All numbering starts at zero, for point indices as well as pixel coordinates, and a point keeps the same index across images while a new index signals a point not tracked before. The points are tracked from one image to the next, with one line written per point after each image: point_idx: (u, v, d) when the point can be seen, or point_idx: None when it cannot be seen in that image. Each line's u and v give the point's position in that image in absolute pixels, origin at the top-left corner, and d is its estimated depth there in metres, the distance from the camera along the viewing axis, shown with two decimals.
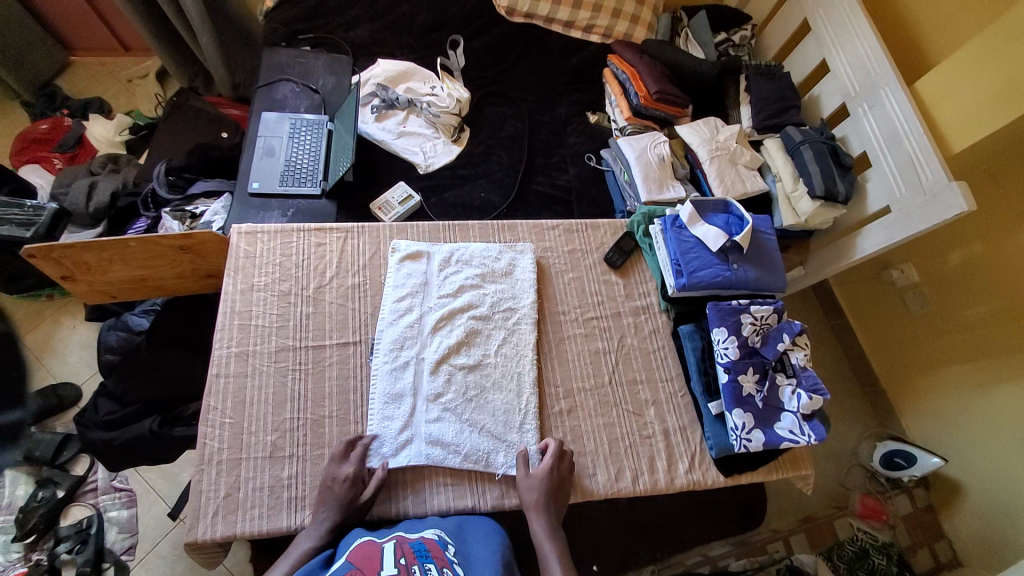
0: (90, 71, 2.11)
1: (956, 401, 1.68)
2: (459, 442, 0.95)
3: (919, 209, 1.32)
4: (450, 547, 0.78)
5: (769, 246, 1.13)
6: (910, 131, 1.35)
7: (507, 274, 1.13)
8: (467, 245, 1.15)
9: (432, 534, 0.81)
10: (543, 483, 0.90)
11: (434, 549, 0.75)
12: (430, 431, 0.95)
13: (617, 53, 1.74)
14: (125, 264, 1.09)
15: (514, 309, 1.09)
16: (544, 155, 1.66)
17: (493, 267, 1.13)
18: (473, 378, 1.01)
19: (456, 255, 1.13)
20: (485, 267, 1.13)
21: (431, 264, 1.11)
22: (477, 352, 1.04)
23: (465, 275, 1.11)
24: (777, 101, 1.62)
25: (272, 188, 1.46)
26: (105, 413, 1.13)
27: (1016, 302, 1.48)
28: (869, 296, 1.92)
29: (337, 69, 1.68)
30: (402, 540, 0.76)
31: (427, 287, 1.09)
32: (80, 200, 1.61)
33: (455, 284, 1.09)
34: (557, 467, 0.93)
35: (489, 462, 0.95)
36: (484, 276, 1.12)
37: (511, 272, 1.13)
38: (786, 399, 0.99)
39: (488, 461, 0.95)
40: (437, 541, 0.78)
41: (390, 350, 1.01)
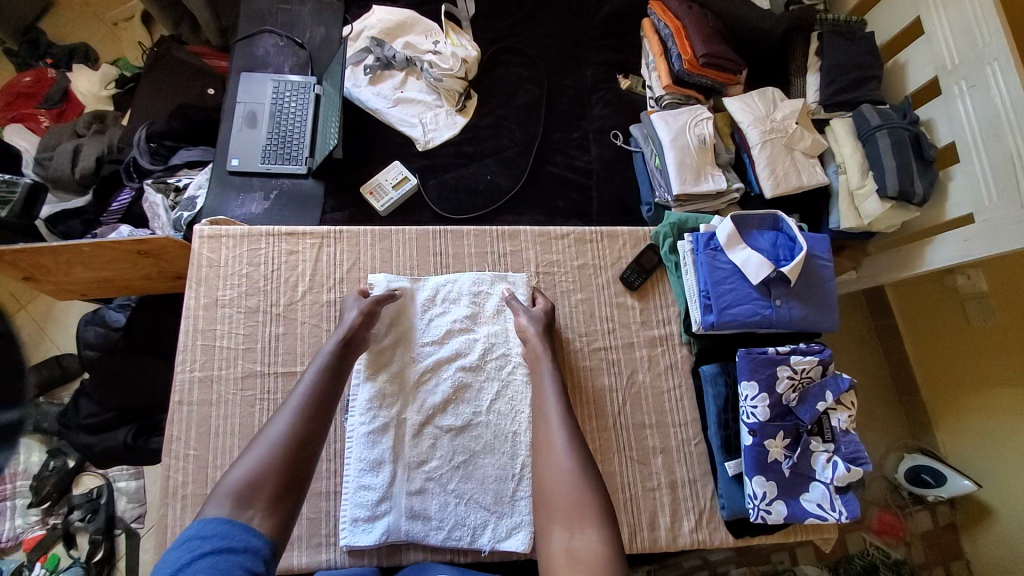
0: (70, 10, 1.91)
1: (1005, 425, 1.49)
2: (443, 517, 0.87)
3: (1012, 223, 1.07)
4: None
5: (823, 276, 0.93)
6: (1016, 125, 1.06)
7: (499, 314, 0.98)
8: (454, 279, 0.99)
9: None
10: (539, 317, 0.95)
11: None
12: (410, 504, 0.87)
13: (661, 1, 1.42)
14: (85, 267, 1.00)
15: (508, 357, 0.96)
16: (563, 130, 1.43)
17: (483, 307, 0.99)
18: (461, 441, 0.91)
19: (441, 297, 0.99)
20: (474, 306, 0.98)
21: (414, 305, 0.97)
22: (466, 410, 0.92)
23: (452, 317, 0.97)
24: (855, 69, 1.31)
25: (253, 165, 1.29)
26: (87, 415, 1.10)
27: None
28: (927, 303, 1.69)
29: (326, 18, 1.44)
30: None
31: (411, 334, 0.96)
32: (65, 165, 1.51)
33: (439, 329, 0.96)
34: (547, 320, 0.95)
35: (475, 539, 0.87)
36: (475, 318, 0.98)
37: (502, 312, 0.98)
38: (819, 468, 0.85)
39: (474, 538, 0.87)
40: None
41: (366, 410, 0.90)
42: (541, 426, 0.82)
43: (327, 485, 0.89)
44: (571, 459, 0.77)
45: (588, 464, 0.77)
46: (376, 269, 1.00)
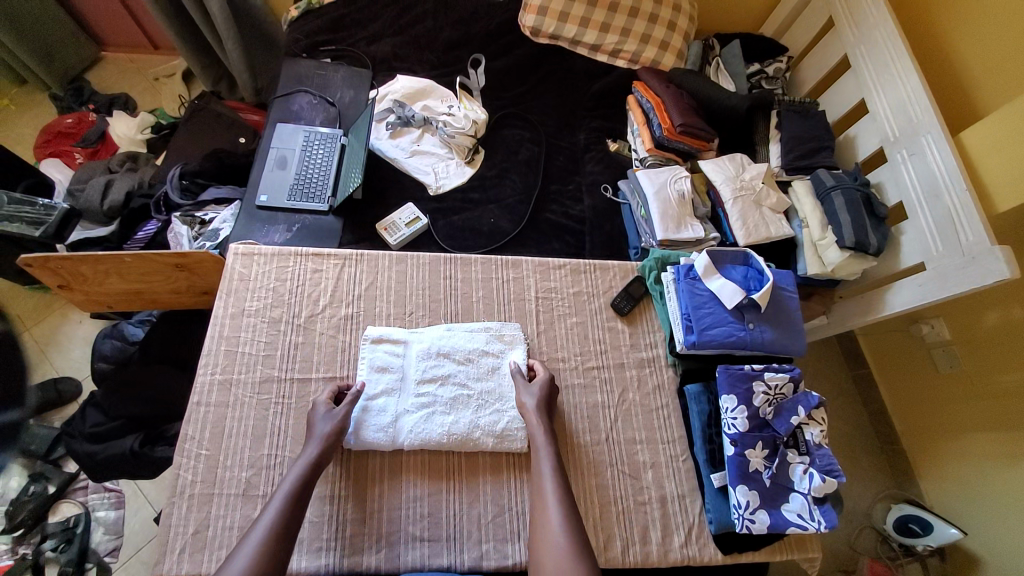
0: (119, 67, 2.14)
1: (978, 470, 1.55)
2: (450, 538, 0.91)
3: (956, 270, 1.22)
4: None
5: (790, 306, 1.05)
6: (952, 186, 1.25)
7: (493, 371, 1.04)
8: (452, 337, 1.05)
9: None
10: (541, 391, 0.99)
11: None
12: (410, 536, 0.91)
13: (644, 81, 1.67)
14: (120, 277, 1.10)
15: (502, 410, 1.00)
16: (559, 183, 1.61)
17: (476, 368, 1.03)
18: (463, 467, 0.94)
19: (439, 350, 1.03)
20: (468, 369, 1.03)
21: (407, 356, 1.03)
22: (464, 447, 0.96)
23: (448, 372, 1.02)
24: (810, 141, 1.53)
25: (280, 201, 1.43)
26: (92, 424, 1.15)
27: None
28: (895, 350, 1.81)
29: (356, 83, 1.66)
30: None
31: (404, 381, 1.01)
32: (95, 197, 1.61)
33: (434, 382, 1.01)
34: (548, 394, 0.99)
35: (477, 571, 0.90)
36: (470, 388, 1.02)
37: (497, 368, 1.04)
38: (797, 479, 0.92)
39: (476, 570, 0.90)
40: None
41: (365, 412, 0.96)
42: (540, 508, 0.85)
43: (333, 490, 0.92)
44: (564, 531, 0.80)
45: (584, 539, 0.79)
46: (389, 289, 1.10)
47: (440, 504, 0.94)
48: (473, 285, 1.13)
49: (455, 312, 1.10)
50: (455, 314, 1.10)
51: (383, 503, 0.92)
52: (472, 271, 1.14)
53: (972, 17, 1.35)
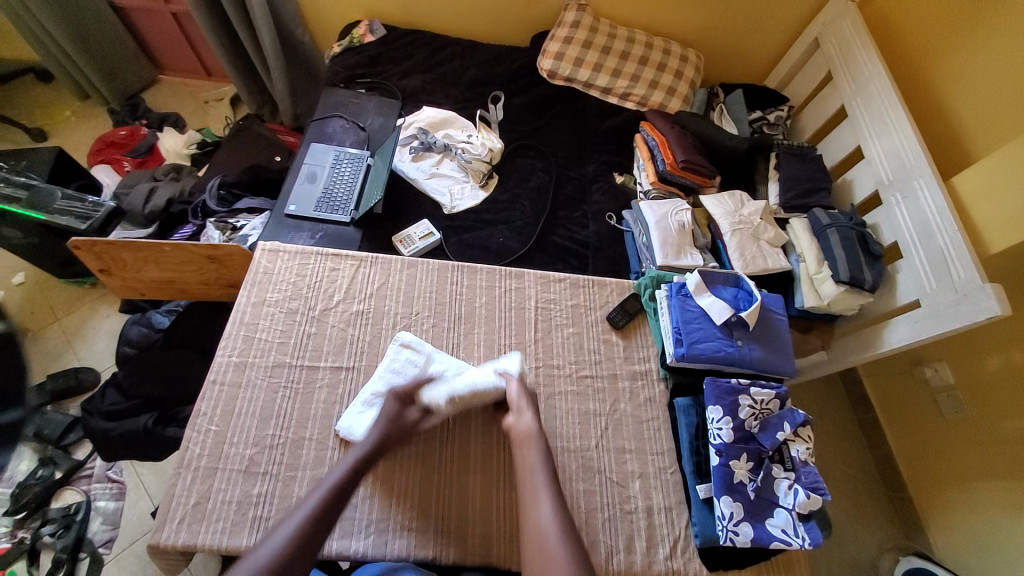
0: (174, 90, 2.37)
1: (988, 522, 1.49)
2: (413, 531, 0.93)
3: (949, 307, 1.24)
4: None
5: (778, 327, 1.10)
6: (944, 226, 1.29)
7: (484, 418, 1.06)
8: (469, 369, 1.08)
9: None
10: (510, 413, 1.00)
11: None
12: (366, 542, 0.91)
13: (651, 121, 1.80)
14: (156, 265, 1.22)
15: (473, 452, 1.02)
16: (567, 209, 1.70)
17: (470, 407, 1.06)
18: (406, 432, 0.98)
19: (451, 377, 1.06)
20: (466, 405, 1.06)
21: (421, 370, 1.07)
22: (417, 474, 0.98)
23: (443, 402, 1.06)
24: (807, 182, 1.62)
25: (307, 211, 1.55)
26: (111, 402, 1.24)
27: None
28: (901, 394, 1.77)
29: (385, 111, 1.82)
30: None
31: None
32: (138, 202, 1.75)
33: None
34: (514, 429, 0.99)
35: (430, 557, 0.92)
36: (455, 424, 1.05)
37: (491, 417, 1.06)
38: (782, 494, 0.93)
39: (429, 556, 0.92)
40: None
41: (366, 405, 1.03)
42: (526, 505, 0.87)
43: (329, 473, 0.96)
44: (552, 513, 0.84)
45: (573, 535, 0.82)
46: (399, 290, 1.18)
47: (427, 497, 0.97)
48: (477, 288, 1.21)
49: (458, 305, 1.18)
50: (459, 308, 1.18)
51: (377, 487, 0.96)
52: (476, 280, 1.22)
53: (965, 74, 1.44)
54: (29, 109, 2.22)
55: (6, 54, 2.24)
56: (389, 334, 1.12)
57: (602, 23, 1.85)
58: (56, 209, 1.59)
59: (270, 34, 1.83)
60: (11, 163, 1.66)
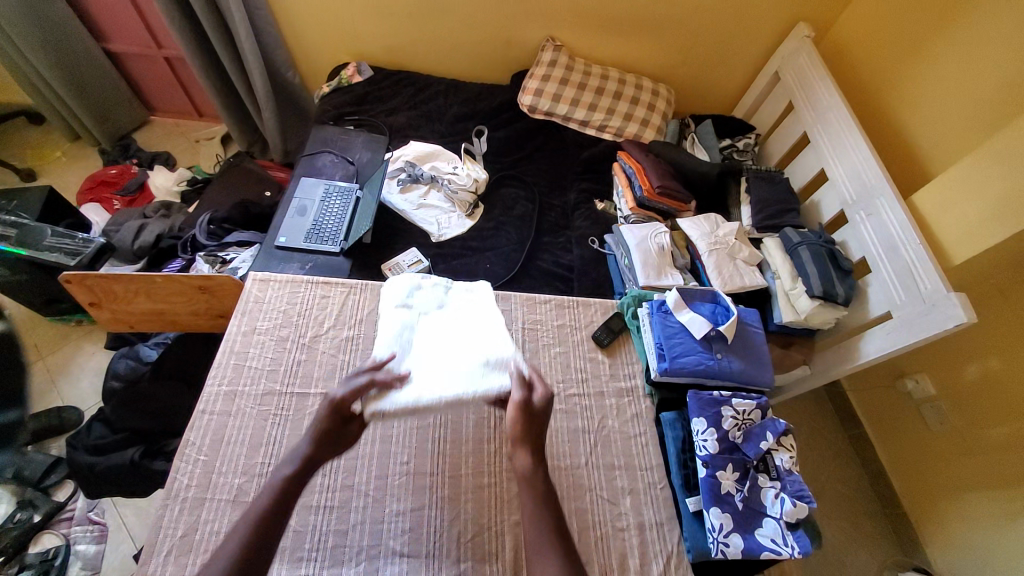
0: (165, 130, 2.43)
1: (983, 532, 1.51)
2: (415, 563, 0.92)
3: (918, 316, 1.30)
4: None
5: (756, 340, 1.15)
6: (907, 241, 1.37)
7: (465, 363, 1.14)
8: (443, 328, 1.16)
9: None
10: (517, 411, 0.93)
11: None
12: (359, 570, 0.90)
13: (627, 150, 1.89)
14: (148, 297, 1.24)
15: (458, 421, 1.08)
16: (551, 235, 1.76)
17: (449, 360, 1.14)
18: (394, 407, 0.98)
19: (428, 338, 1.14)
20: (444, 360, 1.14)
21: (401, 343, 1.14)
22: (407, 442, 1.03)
23: None
24: (777, 203, 1.70)
25: (297, 243, 1.58)
26: (96, 437, 1.24)
27: None
28: (887, 407, 1.80)
29: (373, 146, 1.89)
30: None
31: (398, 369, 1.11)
32: (128, 238, 1.77)
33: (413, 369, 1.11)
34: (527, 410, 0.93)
35: None
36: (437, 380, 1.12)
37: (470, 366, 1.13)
38: (769, 503, 0.95)
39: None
40: None
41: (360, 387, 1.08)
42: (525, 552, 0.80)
43: (320, 500, 0.96)
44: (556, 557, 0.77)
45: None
46: None
47: (422, 523, 0.96)
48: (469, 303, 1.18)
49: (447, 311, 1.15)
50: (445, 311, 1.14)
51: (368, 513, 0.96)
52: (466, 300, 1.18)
53: (913, 103, 1.57)
54: (19, 151, 2.25)
55: None
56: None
57: (577, 61, 1.97)
58: (45, 246, 1.60)
59: (261, 76, 1.91)
60: (3, 203, 1.68)
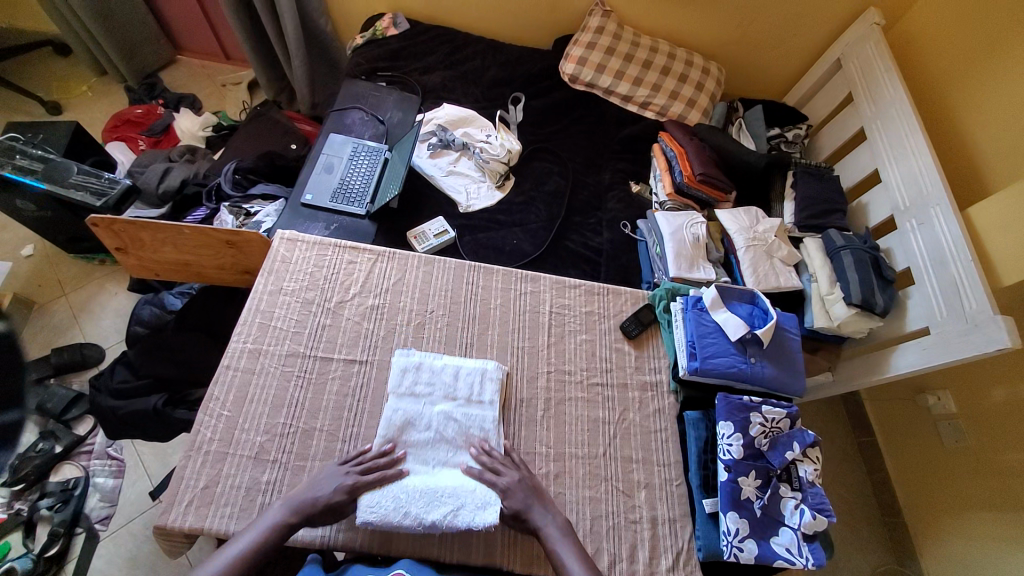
0: (191, 71, 2.37)
1: (982, 553, 1.49)
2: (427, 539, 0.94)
3: (960, 335, 1.24)
4: None
5: (791, 347, 1.11)
6: (958, 255, 1.29)
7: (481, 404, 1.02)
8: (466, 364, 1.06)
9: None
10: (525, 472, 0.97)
11: None
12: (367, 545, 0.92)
13: (669, 132, 1.80)
14: (174, 248, 1.23)
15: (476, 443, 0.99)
16: (581, 215, 1.70)
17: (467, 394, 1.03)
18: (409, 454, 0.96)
19: (451, 374, 1.04)
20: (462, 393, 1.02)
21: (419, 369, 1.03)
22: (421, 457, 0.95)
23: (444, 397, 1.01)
24: (822, 202, 1.62)
25: (323, 201, 1.55)
26: (120, 380, 1.26)
27: None
28: (904, 421, 1.76)
29: (405, 106, 1.82)
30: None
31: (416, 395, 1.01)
32: (153, 181, 1.76)
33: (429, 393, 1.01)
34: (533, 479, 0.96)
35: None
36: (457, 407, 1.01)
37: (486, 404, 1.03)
38: (788, 513, 0.94)
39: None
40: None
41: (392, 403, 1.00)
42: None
43: None
44: None
45: None
46: (415, 286, 1.18)
47: None
48: (486, 386, 1.05)
49: (460, 398, 1.02)
50: (459, 399, 1.01)
51: None
52: (481, 380, 1.05)
53: (986, 107, 1.45)
54: (45, 82, 2.21)
55: (28, 26, 2.24)
56: (403, 330, 1.12)
57: (626, 30, 1.85)
58: (72, 183, 1.59)
59: (294, 21, 1.83)
60: (28, 136, 1.66)
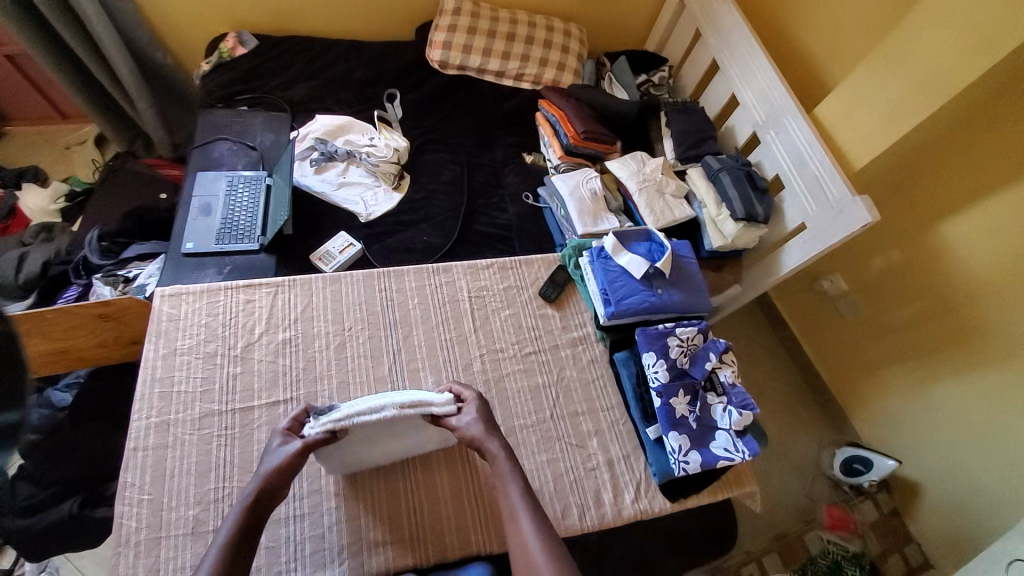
0: (22, 139, 2.07)
1: (899, 401, 1.71)
2: (401, 551, 0.94)
3: (829, 223, 1.40)
4: None
5: (690, 270, 1.21)
6: (813, 154, 1.45)
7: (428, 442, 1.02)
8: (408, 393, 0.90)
9: None
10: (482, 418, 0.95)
11: None
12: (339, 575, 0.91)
13: (548, 98, 1.84)
14: (44, 337, 1.10)
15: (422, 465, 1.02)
16: (484, 197, 1.72)
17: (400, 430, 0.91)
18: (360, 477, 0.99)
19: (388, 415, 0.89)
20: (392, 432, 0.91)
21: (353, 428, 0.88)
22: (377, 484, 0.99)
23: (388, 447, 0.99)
24: (694, 133, 1.75)
25: (208, 246, 1.43)
26: (25, 497, 1.11)
27: (941, 299, 1.55)
28: (809, 309, 1.98)
29: (275, 126, 1.71)
30: None
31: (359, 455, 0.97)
32: (8, 270, 1.51)
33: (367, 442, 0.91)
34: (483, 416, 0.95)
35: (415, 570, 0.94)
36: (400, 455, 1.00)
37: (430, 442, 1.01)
38: (719, 417, 1.04)
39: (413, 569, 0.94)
40: None
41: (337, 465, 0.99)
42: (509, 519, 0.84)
43: (288, 511, 0.94)
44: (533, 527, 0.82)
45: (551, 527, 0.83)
46: (325, 308, 1.14)
47: (402, 515, 0.97)
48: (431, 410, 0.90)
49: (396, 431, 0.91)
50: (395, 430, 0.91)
51: (344, 510, 0.96)
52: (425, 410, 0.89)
53: (809, 18, 1.62)
54: None
55: None
56: (323, 356, 1.08)
57: (482, 7, 1.86)
58: None
59: (125, 62, 1.66)
60: None
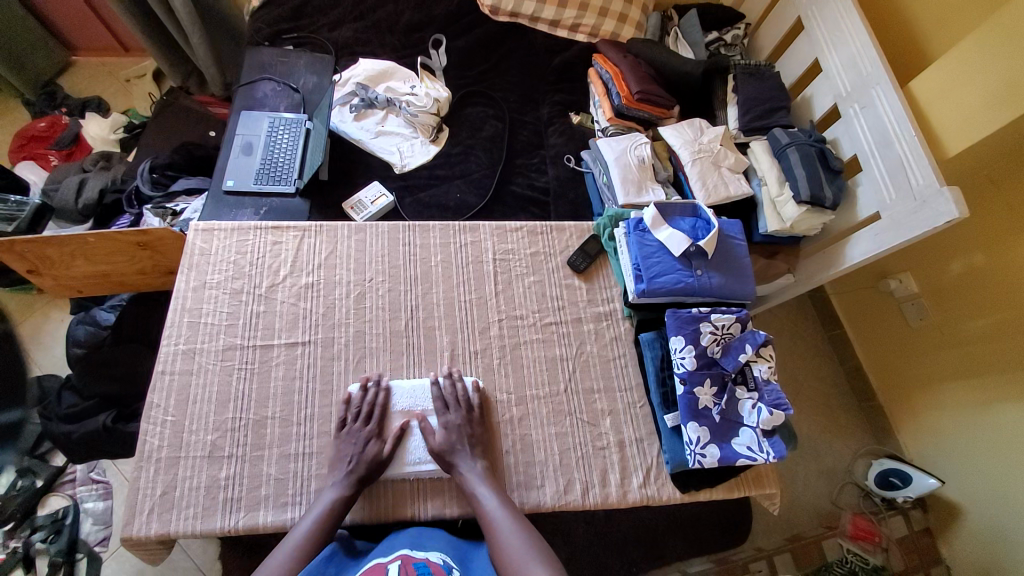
0: (92, 71, 2.16)
1: (956, 421, 1.55)
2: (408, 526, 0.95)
3: (909, 214, 1.23)
4: (454, 571, 0.77)
5: (736, 252, 1.11)
6: (901, 133, 1.26)
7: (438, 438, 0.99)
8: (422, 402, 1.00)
9: (437, 557, 0.79)
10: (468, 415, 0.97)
11: (437, 572, 0.74)
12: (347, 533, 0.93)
13: (603, 53, 1.69)
14: (88, 260, 1.18)
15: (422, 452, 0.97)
16: (524, 156, 1.64)
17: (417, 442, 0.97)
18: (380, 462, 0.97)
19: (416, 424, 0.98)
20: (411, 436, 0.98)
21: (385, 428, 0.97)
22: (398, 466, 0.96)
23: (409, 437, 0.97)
24: (765, 102, 1.56)
25: (246, 185, 1.44)
26: (69, 405, 1.25)
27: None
28: (867, 309, 1.79)
29: (318, 69, 1.68)
30: (408, 560, 0.75)
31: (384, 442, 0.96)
32: (69, 197, 1.63)
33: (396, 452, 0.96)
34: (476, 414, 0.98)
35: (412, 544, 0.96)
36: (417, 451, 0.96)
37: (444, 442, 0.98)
38: (747, 413, 0.96)
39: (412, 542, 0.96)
40: (441, 564, 0.76)
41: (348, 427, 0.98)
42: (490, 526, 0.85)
43: (297, 448, 0.95)
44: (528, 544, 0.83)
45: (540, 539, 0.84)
46: (349, 256, 1.13)
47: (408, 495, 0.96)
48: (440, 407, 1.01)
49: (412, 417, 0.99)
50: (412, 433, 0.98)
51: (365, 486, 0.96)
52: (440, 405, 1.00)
53: None
54: None
55: None
56: (343, 303, 1.08)
57: None
58: None
59: None
60: None
